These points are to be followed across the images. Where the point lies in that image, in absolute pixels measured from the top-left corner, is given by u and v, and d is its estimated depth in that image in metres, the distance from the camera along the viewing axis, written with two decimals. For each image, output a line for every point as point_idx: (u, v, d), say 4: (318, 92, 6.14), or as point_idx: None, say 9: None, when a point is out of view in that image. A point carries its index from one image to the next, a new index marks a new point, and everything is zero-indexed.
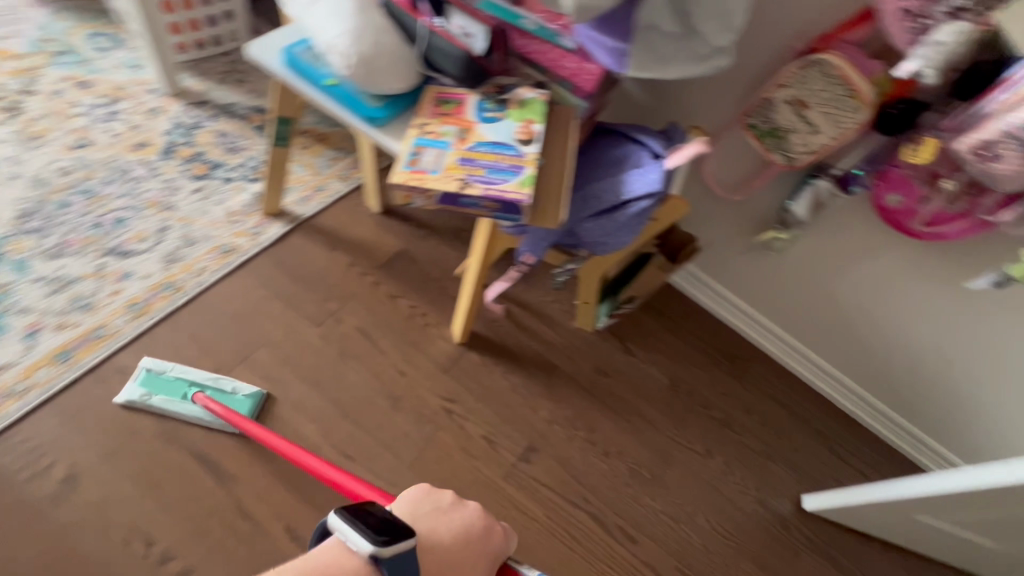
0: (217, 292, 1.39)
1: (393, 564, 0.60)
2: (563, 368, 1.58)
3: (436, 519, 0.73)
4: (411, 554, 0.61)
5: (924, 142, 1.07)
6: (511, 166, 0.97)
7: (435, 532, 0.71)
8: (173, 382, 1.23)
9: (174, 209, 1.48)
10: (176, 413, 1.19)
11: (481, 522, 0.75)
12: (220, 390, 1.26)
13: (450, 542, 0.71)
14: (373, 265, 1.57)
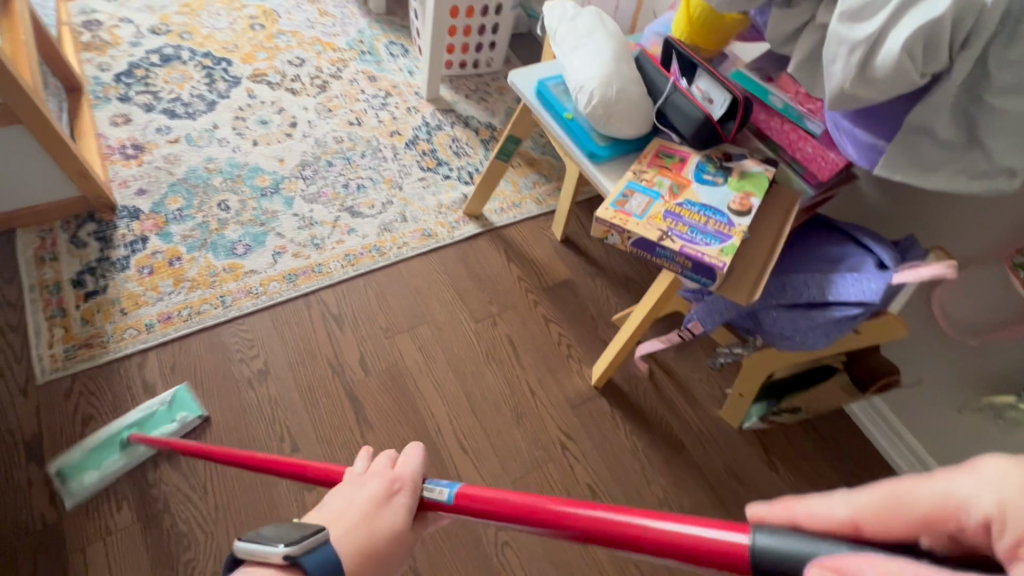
0: (409, 266, 1.60)
1: (316, 559, 0.51)
2: (691, 453, 1.47)
3: (337, 519, 0.60)
4: (329, 549, 0.53)
5: None
6: (716, 231, 0.96)
7: (339, 520, 0.60)
8: (145, 419, 1.21)
9: (400, 189, 1.75)
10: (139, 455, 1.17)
11: (386, 479, 0.64)
12: (156, 418, 1.22)
13: (373, 529, 0.59)
14: (538, 285, 1.66)
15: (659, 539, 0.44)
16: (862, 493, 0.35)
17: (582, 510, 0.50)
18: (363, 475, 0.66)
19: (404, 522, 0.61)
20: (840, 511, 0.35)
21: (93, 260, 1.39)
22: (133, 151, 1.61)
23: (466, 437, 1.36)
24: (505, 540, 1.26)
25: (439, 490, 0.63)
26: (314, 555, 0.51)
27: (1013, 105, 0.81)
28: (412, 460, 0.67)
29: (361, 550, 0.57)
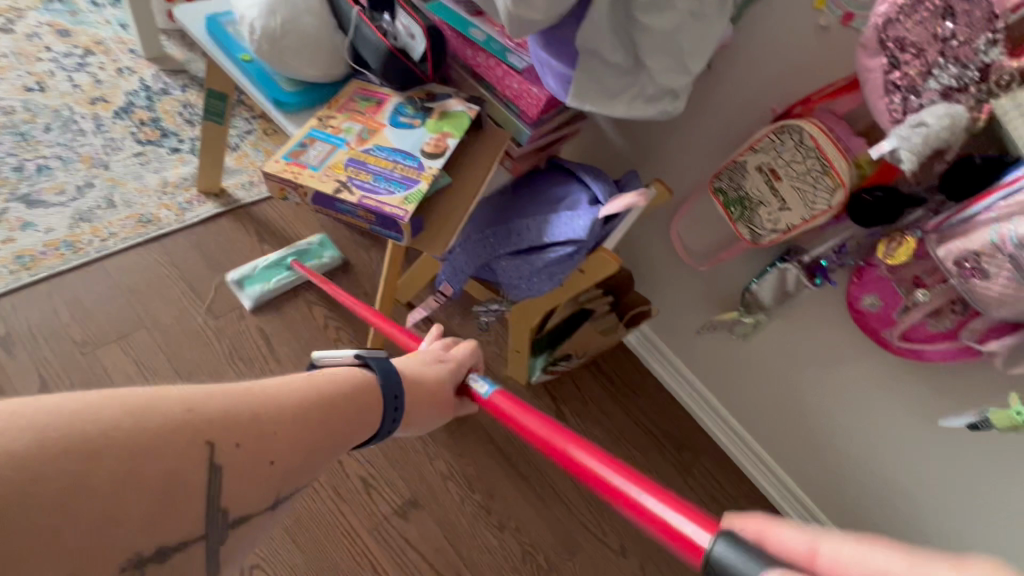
0: (119, 263, 1.30)
1: (379, 364, 0.67)
2: (478, 419, 1.41)
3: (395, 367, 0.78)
4: (389, 361, 0.69)
5: (905, 240, 0.90)
6: (402, 178, 0.85)
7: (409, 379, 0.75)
8: (264, 272, 1.38)
9: (106, 168, 1.41)
10: (285, 283, 1.40)
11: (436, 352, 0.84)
12: (274, 262, 1.41)
13: (424, 372, 0.78)
14: (301, 266, 1.46)
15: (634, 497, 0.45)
16: (829, 540, 0.32)
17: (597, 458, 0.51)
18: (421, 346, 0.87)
19: (446, 376, 0.80)
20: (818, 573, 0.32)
21: None
22: None
23: None
24: None
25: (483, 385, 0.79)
26: (377, 360, 0.68)
27: (657, 21, 0.80)
28: (463, 351, 0.88)
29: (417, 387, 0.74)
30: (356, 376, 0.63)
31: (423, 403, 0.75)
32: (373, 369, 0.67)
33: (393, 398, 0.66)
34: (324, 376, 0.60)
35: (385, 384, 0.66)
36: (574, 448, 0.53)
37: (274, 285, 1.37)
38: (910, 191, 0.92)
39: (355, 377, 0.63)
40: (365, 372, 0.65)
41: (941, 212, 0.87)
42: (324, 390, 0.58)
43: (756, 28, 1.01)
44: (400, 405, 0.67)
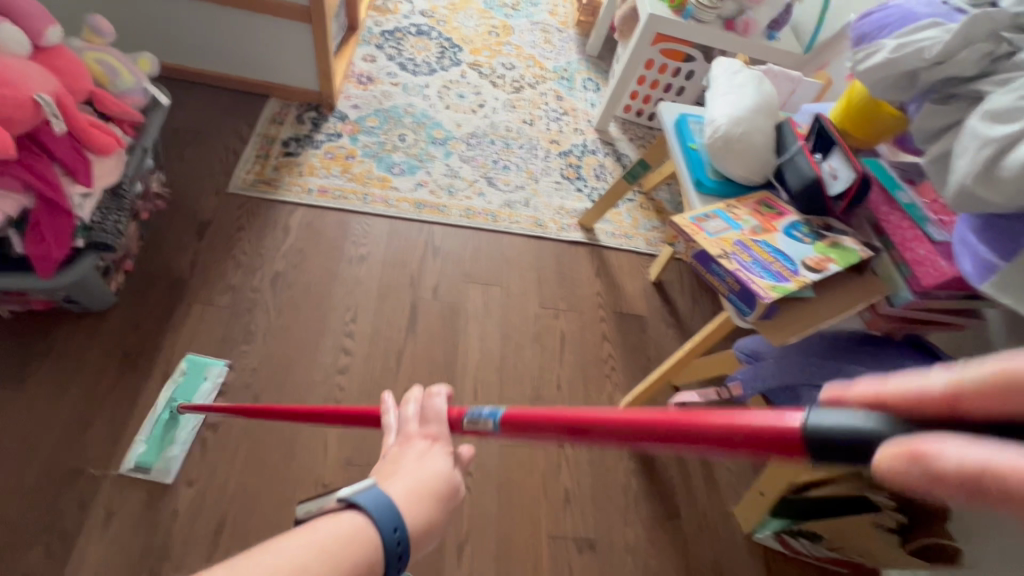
0: (511, 239, 1.79)
1: (369, 498, 0.52)
2: (684, 526, 1.36)
3: (390, 474, 0.60)
4: (378, 490, 0.54)
5: None
6: (776, 272, 0.97)
7: (400, 478, 0.60)
8: (156, 433, 1.20)
9: (536, 182, 1.97)
10: (185, 433, 1.21)
11: (407, 435, 0.68)
12: (182, 387, 1.27)
13: (422, 479, 0.60)
14: (612, 307, 1.72)
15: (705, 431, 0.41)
16: (968, 371, 0.29)
17: (636, 413, 0.47)
18: (404, 445, 0.67)
19: (448, 467, 0.63)
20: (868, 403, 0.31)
21: (301, 135, 1.83)
22: (365, 80, 2.09)
23: (481, 388, 1.45)
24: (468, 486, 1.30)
25: (483, 420, 0.65)
26: (366, 494, 0.52)
27: None
28: (440, 400, 0.73)
29: (411, 504, 0.57)
30: (353, 527, 0.50)
31: (426, 505, 0.58)
32: (367, 512, 0.51)
33: (391, 534, 0.52)
34: (330, 544, 0.48)
35: (382, 517, 0.52)
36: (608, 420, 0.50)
37: (179, 444, 1.19)
38: None
39: (356, 531, 0.50)
40: (355, 520, 0.51)
41: None
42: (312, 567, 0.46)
43: None
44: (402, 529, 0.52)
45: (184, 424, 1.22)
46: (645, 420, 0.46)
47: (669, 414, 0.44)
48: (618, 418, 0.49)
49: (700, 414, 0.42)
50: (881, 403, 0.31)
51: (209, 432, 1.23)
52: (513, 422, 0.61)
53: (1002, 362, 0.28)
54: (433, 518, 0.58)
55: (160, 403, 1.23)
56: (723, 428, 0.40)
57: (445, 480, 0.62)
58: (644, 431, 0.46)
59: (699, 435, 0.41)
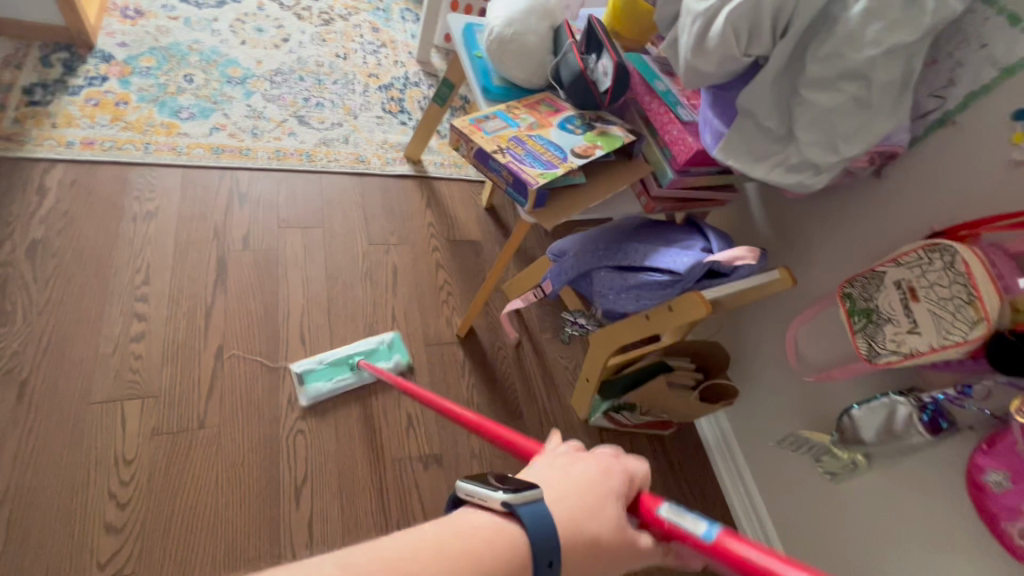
0: (330, 178, 1.69)
1: (532, 511, 0.44)
2: (526, 424, 1.46)
3: (560, 481, 0.50)
4: (544, 505, 0.45)
5: None
6: (546, 161, 1.02)
7: (562, 486, 0.50)
8: (330, 368, 1.34)
9: (355, 118, 1.86)
10: (344, 384, 1.33)
11: (588, 454, 0.54)
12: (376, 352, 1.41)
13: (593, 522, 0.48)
14: (446, 236, 1.72)
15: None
16: None
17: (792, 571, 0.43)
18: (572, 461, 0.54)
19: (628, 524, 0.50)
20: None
21: (49, 80, 1.53)
22: (132, 14, 1.79)
23: (308, 333, 1.39)
24: (301, 429, 1.25)
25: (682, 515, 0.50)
26: (529, 504, 0.44)
27: (820, 98, 0.86)
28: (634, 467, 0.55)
29: (582, 523, 0.47)
30: (506, 539, 0.42)
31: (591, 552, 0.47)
32: (525, 526, 0.43)
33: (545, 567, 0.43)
34: (469, 532, 0.42)
35: (541, 540, 0.43)
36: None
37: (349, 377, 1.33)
38: None
39: (512, 544, 0.42)
40: (510, 530, 0.43)
41: None
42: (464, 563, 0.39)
43: (934, 148, 0.99)
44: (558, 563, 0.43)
45: (341, 378, 1.32)
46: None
47: None
48: None
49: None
50: None
51: None
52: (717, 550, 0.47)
53: None
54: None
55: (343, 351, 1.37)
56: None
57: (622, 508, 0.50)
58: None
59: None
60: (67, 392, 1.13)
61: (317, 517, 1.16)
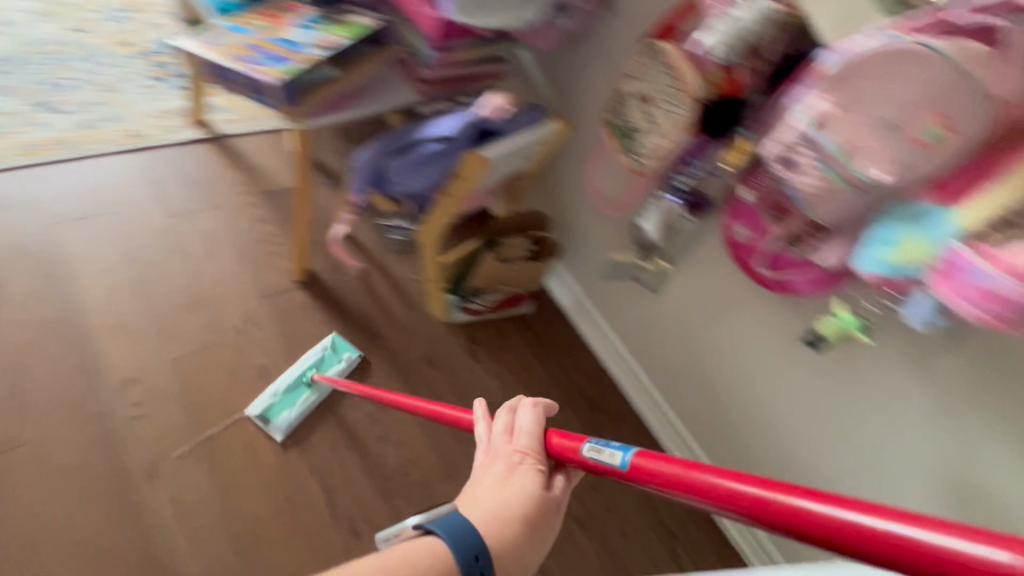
0: (104, 161, 1.52)
1: (444, 524, 0.54)
2: (388, 342, 1.48)
3: (479, 490, 0.59)
4: (457, 515, 0.55)
5: (736, 144, 0.93)
6: (284, 57, 1.00)
7: (483, 501, 0.58)
8: (286, 398, 1.28)
9: (117, 92, 1.66)
10: (309, 404, 1.28)
11: (506, 458, 0.62)
12: (289, 389, 1.29)
13: (504, 501, 0.58)
14: (258, 188, 1.61)
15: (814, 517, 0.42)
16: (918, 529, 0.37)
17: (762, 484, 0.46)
18: (493, 452, 0.63)
19: (534, 486, 0.60)
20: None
21: None
22: None
23: (123, 322, 1.28)
24: (142, 415, 1.18)
25: (608, 453, 0.58)
26: (439, 522, 0.55)
27: None
28: (526, 419, 0.64)
29: (506, 540, 0.56)
30: (423, 554, 0.52)
31: (510, 522, 0.57)
32: (438, 535, 0.54)
33: (472, 559, 0.53)
34: (408, 552, 0.52)
35: (459, 541, 0.53)
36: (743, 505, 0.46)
37: (295, 406, 1.27)
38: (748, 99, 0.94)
39: (438, 551, 0.53)
40: (427, 543, 0.53)
41: (764, 112, 0.90)
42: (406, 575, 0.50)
43: None
44: (482, 557, 0.53)
45: (306, 400, 1.28)
46: (797, 516, 0.43)
47: (796, 503, 0.43)
48: (790, 520, 0.43)
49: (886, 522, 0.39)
50: (903, 527, 0.38)
51: None
52: (643, 465, 0.55)
53: (878, 520, 0.39)
54: (506, 547, 0.56)
55: (288, 380, 1.29)
56: (928, 557, 0.36)
57: (536, 496, 0.59)
58: (738, 505, 0.46)
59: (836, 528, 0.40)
60: None
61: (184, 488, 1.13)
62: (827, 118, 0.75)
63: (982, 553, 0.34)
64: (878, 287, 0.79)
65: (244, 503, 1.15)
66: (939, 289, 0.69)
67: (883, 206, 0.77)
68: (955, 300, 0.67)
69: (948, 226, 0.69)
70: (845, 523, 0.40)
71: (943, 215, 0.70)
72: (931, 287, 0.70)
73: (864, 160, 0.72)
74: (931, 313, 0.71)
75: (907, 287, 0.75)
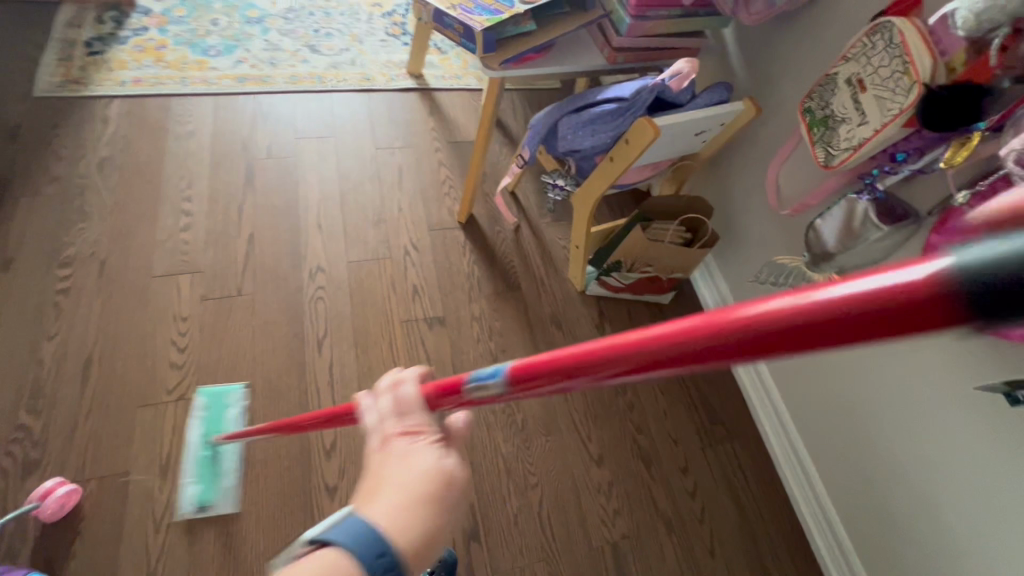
0: (340, 96, 1.86)
1: (343, 533, 0.48)
2: (524, 294, 1.57)
3: (381, 484, 0.54)
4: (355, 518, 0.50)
5: (967, 140, 0.80)
6: (495, 10, 1.12)
7: (389, 492, 0.53)
8: (219, 421, 1.23)
9: (361, 43, 2.00)
10: (190, 471, 1.17)
11: (411, 449, 0.57)
12: (210, 420, 1.23)
13: (411, 482, 0.54)
14: (447, 137, 1.82)
15: (761, 320, 0.28)
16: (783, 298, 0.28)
17: (681, 322, 0.34)
18: (383, 448, 0.57)
19: (440, 463, 0.56)
20: (883, 280, 0.24)
21: (103, 34, 1.80)
22: None
23: (324, 222, 1.57)
24: (321, 296, 1.45)
25: (487, 383, 0.56)
26: (337, 528, 0.49)
27: None
28: (409, 388, 0.63)
29: (419, 548, 0.51)
30: (335, 566, 0.47)
31: (429, 505, 0.53)
32: (340, 545, 0.47)
33: (375, 559, 0.48)
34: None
35: (364, 546, 0.48)
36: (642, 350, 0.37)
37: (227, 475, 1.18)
38: (995, 90, 0.78)
39: (336, 566, 0.47)
40: (331, 555, 0.47)
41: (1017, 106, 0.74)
42: None
43: None
44: (389, 553, 0.48)
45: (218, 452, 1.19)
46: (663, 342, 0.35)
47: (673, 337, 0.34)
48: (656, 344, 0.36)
49: (825, 288, 0.26)
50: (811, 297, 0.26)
51: (60, 297, 1.32)
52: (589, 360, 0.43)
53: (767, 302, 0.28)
54: (435, 537, 0.53)
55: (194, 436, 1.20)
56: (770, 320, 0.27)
57: (435, 469, 0.55)
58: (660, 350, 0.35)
59: (816, 339, 0.26)
60: (134, 270, 1.39)
61: (338, 360, 1.37)
62: None
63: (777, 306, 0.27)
64: None
65: (375, 388, 1.35)
66: None
67: None
68: None
69: None
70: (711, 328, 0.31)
71: None
72: None
73: None
74: None
75: None
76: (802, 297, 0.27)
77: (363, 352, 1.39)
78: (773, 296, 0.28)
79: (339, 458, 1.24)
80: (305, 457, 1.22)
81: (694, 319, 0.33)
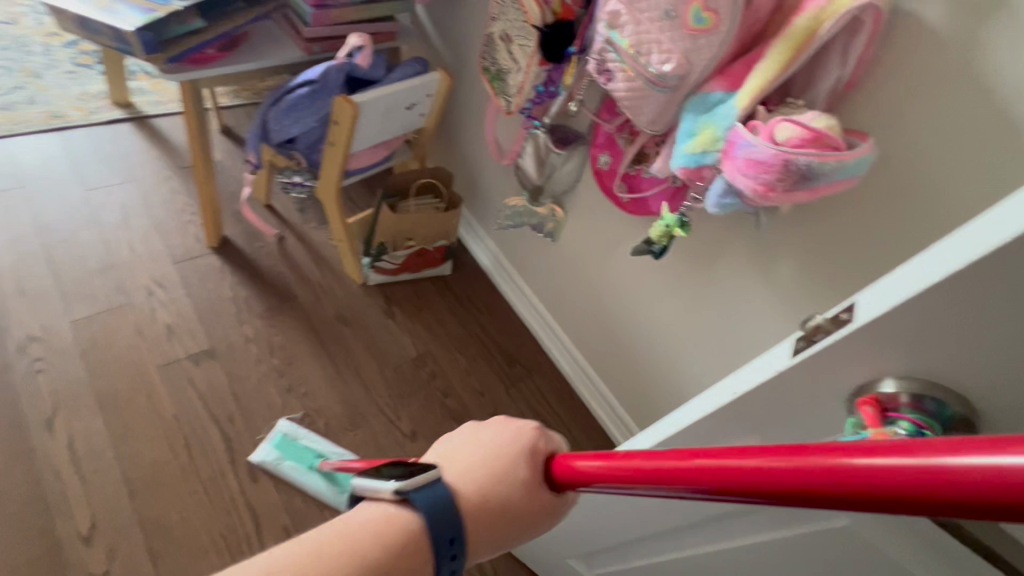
0: (21, 141, 1.57)
1: (430, 499, 0.47)
2: (301, 302, 1.52)
3: (468, 451, 0.53)
4: (441, 486, 0.48)
5: (573, 65, 1.00)
6: (147, 9, 1.06)
7: (471, 474, 0.51)
8: (303, 449, 1.25)
9: (40, 78, 1.71)
10: (297, 478, 1.22)
11: (520, 431, 0.55)
12: (299, 449, 1.25)
13: (496, 485, 0.51)
14: (178, 163, 1.66)
15: (896, 481, 0.29)
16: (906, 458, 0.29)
17: (785, 453, 0.34)
18: (503, 429, 0.55)
19: (530, 478, 0.52)
20: (934, 459, 0.28)
21: None
22: None
23: (27, 286, 1.32)
24: (42, 368, 1.22)
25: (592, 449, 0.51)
26: (424, 490, 0.47)
27: None
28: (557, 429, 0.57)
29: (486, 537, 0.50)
30: (402, 530, 0.46)
31: (501, 519, 0.51)
32: (420, 508, 0.46)
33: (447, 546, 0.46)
34: (379, 532, 0.45)
35: (439, 521, 0.46)
36: (718, 468, 0.37)
37: (314, 472, 1.23)
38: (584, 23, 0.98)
39: (409, 531, 0.46)
40: (409, 513, 0.47)
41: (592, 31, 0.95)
42: (380, 550, 0.45)
43: None
44: (459, 541, 0.47)
45: (307, 476, 1.21)
46: (737, 472, 0.36)
47: (770, 463, 0.34)
48: (725, 470, 0.37)
49: (962, 455, 0.27)
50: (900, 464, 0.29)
51: None
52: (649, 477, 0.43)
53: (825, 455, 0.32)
54: (511, 537, 0.52)
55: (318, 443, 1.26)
56: (881, 477, 0.29)
57: (528, 449, 0.54)
58: (754, 485, 0.35)
59: (870, 502, 0.30)
60: None
61: (79, 434, 1.17)
62: (618, 19, 0.79)
63: (892, 462, 0.29)
64: (691, 182, 0.82)
65: (139, 447, 1.18)
66: (725, 168, 0.72)
67: (685, 99, 0.80)
68: (735, 176, 0.71)
69: (730, 109, 0.73)
70: (809, 470, 0.32)
71: (728, 96, 0.74)
72: (723, 168, 0.74)
73: (654, 55, 0.77)
74: (724, 192, 0.75)
75: (713, 176, 0.78)
76: (933, 460, 0.28)
77: (113, 415, 1.20)
78: (899, 447, 0.29)
79: (104, 541, 1.07)
80: (55, 556, 1.03)
81: (806, 454, 0.33)
